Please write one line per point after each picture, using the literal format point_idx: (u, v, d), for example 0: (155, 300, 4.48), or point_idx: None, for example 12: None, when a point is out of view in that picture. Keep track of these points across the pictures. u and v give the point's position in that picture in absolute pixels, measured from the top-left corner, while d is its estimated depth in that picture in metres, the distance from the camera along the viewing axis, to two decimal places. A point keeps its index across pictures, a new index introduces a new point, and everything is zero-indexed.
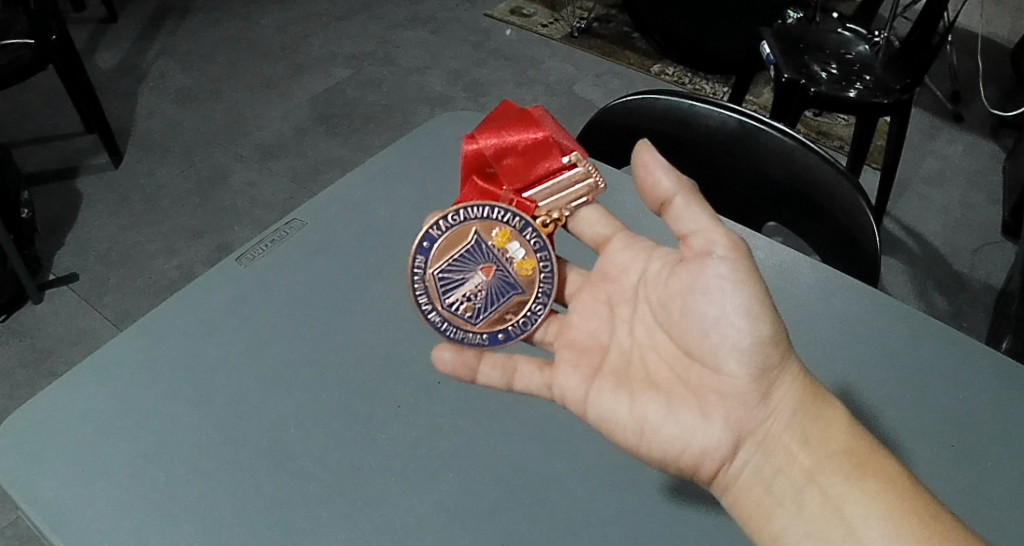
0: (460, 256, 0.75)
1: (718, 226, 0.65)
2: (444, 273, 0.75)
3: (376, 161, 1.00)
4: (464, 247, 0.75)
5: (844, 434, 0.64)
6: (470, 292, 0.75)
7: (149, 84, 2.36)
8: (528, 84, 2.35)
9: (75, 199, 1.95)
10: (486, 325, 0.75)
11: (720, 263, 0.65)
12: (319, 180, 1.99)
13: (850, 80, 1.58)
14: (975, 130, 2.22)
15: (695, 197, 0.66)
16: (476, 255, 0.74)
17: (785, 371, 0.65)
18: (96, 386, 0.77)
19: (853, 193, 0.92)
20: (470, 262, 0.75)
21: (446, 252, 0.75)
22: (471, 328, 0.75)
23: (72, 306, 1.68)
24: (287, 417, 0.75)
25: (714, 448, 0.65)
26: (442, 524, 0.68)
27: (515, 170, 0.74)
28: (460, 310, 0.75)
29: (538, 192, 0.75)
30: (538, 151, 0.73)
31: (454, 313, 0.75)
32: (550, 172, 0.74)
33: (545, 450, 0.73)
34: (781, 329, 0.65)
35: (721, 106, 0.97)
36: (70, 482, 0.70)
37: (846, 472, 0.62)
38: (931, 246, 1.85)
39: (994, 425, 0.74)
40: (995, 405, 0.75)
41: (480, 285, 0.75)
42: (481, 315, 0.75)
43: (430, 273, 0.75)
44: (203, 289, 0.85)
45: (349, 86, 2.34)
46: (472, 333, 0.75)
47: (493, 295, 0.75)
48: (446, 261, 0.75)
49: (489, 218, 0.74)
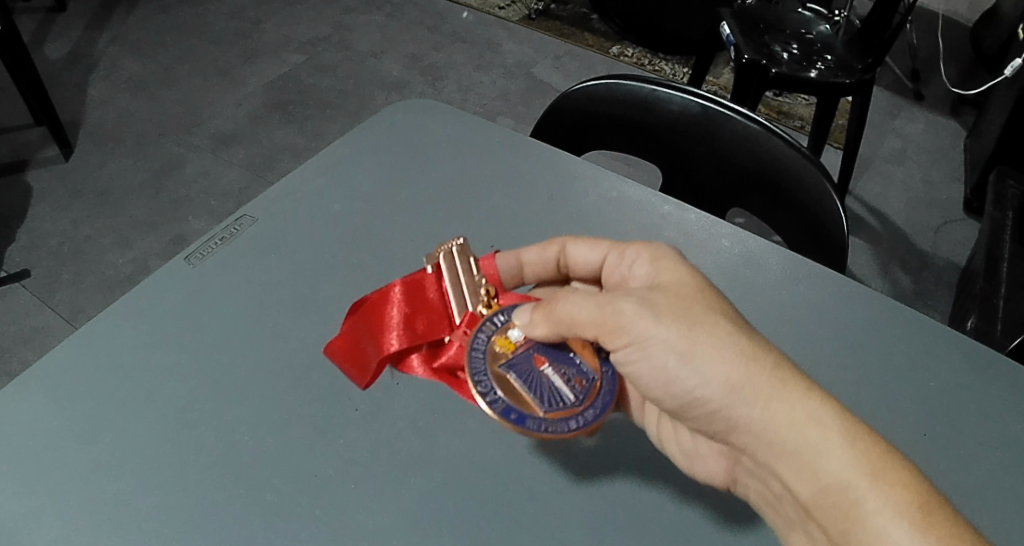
0: (525, 382, 0.66)
1: (604, 314, 0.64)
2: (544, 397, 0.65)
3: (331, 151, 0.94)
4: (516, 380, 0.66)
5: (842, 461, 0.55)
6: (563, 377, 0.67)
7: (100, 74, 2.28)
8: (486, 66, 2.32)
9: (24, 194, 1.87)
10: (592, 364, 0.68)
11: (622, 345, 0.64)
12: (274, 170, 1.94)
13: (811, 61, 1.58)
14: (934, 108, 2.25)
15: (567, 323, 0.65)
16: (523, 366, 0.67)
17: (736, 407, 0.59)
18: (38, 398, 0.71)
19: (819, 177, 0.89)
20: (531, 374, 0.66)
21: (520, 394, 0.65)
22: (598, 389, 0.67)
23: (24, 303, 1.62)
24: (244, 424, 0.70)
25: (711, 473, 0.66)
26: (408, 532, 0.64)
27: (429, 320, 0.71)
28: (580, 386, 0.67)
29: (460, 310, 0.71)
30: (407, 292, 0.72)
31: (584, 392, 0.67)
32: (438, 291, 0.73)
33: (511, 453, 0.69)
34: (708, 370, 0.60)
35: (685, 91, 0.96)
36: (10, 502, 0.65)
37: (840, 512, 0.55)
38: (893, 224, 1.87)
39: (977, 416, 0.71)
40: (977, 393, 0.72)
41: (556, 368, 0.67)
42: (583, 367, 0.68)
43: (546, 412, 0.65)
44: (153, 289, 0.79)
45: (305, 72, 2.28)
46: (603, 375, 0.68)
47: (561, 359, 0.68)
48: (531, 393, 0.65)
49: (488, 354, 0.67)
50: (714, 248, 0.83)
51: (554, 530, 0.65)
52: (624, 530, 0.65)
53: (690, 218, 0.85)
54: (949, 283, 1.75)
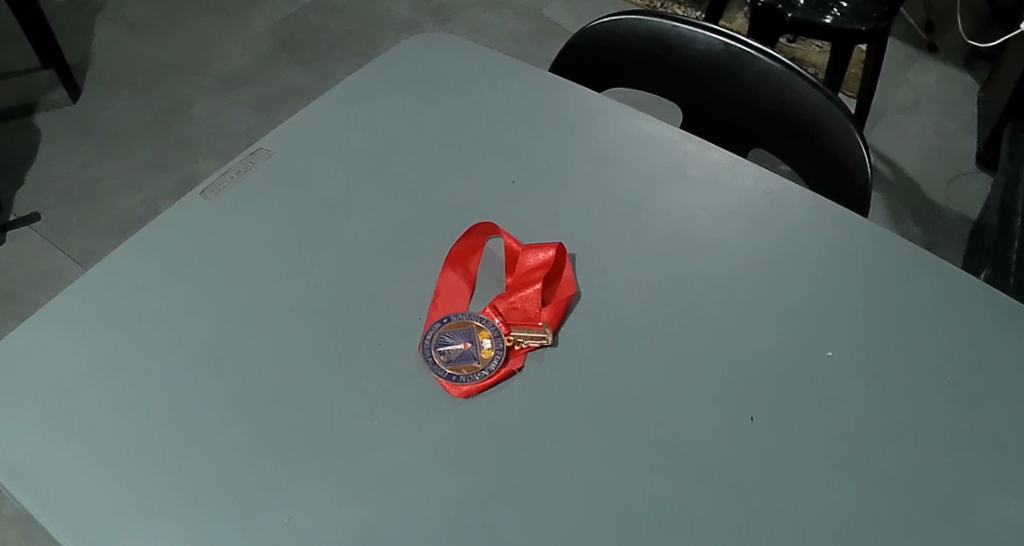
0: (456, 319, 0.71)
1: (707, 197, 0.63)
2: (437, 329, 0.70)
3: (344, 88, 0.92)
4: (461, 313, 0.72)
5: None
6: (449, 351, 0.69)
7: (105, 14, 2.24)
8: (496, 7, 2.27)
9: (32, 136, 1.86)
10: (468, 376, 0.67)
11: None
12: (282, 111, 1.92)
13: (825, 7, 1.52)
14: (951, 58, 2.20)
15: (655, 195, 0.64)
16: (464, 328, 0.70)
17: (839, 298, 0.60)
18: (58, 333, 0.71)
19: (843, 120, 0.87)
20: (463, 328, 0.70)
21: (445, 310, 0.72)
22: (452, 370, 0.68)
23: (35, 246, 1.62)
24: (262, 359, 0.69)
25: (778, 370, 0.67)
26: (429, 466, 0.63)
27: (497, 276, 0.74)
28: (442, 362, 0.68)
29: (514, 298, 0.72)
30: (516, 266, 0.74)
31: (441, 365, 0.68)
32: (527, 282, 0.72)
33: (535, 391, 0.67)
34: None
35: (706, 29, 0.93)
36: (31, 436, 0.65)
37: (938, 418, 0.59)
38: (907, 175, 1.86)
39: (998, 360, 0.69)
40: (999, 335, 0.71)
41: (456, 349, 0.69)
42: (459, 365, 0.68)
43: (429, 326, 0.71)
44: (170, 225, 0.78)
45: (312, 12, 2.23)
46: (459, 376, 0.67)
47: (467, 358, 0.68)
48: (442, 320, 0.71)
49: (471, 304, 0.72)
50: (739, 188, 0.82)
51: (581, 466, 0.63)
52: (653, 468, 0.63)
53: (713, 158, 0.84)
54: (961, 235, 1.74)
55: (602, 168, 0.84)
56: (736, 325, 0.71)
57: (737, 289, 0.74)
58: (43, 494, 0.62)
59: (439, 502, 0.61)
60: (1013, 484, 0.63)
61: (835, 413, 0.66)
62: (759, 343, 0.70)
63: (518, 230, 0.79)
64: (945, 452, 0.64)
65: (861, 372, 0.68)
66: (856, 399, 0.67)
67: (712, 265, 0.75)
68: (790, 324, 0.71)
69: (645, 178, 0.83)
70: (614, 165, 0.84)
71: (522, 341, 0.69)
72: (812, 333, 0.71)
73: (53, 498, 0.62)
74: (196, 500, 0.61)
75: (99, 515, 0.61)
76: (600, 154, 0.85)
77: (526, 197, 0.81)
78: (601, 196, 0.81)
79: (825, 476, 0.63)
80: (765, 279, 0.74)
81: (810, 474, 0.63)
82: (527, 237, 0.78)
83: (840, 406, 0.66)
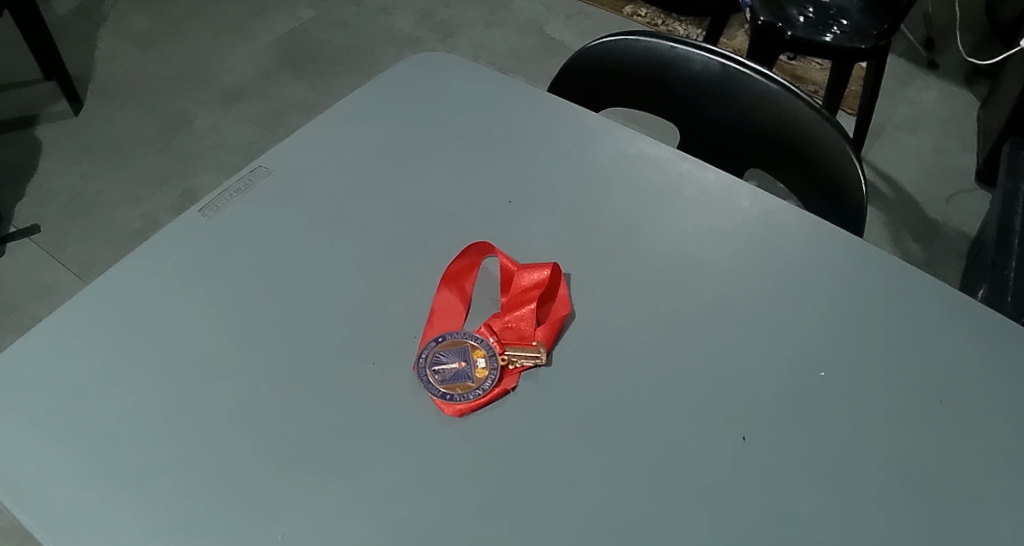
0: (450, 338, 0.71)
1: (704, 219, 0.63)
2: (432, 348, 0.71)
3: (345, 106, 0.93)
4: (456, 332, 0.72)
5: None
6: (444, 370, 0.69)
7: (109, 28, 2.25)
8: (497, 24, 2.28)
9: (34, 149, 1.87)
10: (461, 394, 0.67)
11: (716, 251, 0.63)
12: (284, 125, 1.93)
13: (826, 25, 1.56)
14: (951, 76, 2.21)
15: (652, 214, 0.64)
16: (458, 348, 0.71)
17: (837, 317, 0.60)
18: (55, 350, 0.71)
19: (838, 141, 0.88)
20: (457, 347, 0.71)
21: (439, 329, 0.72)
22: (446, 389, 0.68)
23: (36, 258, 1.63)
24: (257, 376, 0.69)
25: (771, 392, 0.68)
26: (422, 485, 0.63)
27: None
28: (437, 381, 0.68)
29: (508, 319, 0.72)
30: (511, 285, 0.74)
31: (435, 383, 0.68)
32: (520, 304, 0.72)
33: (528, 411, 0.67)
34: None
35: (704, 49, 0.94)
36: (26, 451, 0.65)
37: None
38: (905, 193, 1.86)
39: (990, 382, 0.69)
40: (991, 357, 0.71)
41: (450, 368, 0.69)
42: (452, 384, 0.68)
43: (424, 345, 0.71)
44: (169, 241, 0.79)
45: (315, 28, 2.25)
46: (453, 394, 0.67)
47: (460, 378, 0.68)
48: (437, 339, 0.71)
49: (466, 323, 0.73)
50: (734, 208, 0.82)
51: (573, 486, 0.63)
52: (645, 486, 0.63)
53: (709, 178, 0.84)
54: (959, 252, 1.74)
55: (599, 187, 0.84)
56: (730, 345, 0.71)
57: (731, 309, 0.74)
58: (37, 509, 0.62)
59: (431, 520, 0.61)
60: (1005, 507, 0.63)
61: (828, 435, 0.66)
62: (753, 363, 0.70)
63: (514, 249, 0.79)
64: (936, 474, 0.64)
65: (854, 393, 0.69)
66: (849, 419, 0.67)
67: (708, 285, 0.76)
68: (784, 343, 0.72)
69: (642, 197, 0.83)
70: (611, 184, 0.84)
71: (516, 360, 0.69)
72: (806, 354, 0.71)
73: (48, 512, 0.62)
74: (187, 518, 0.61)
75: (94, 531, 0.61)
76: (597, 173, 0.86)
77: (522, 215, 0.82)
78: (597, 215, 0.82)
79: (817, 497, 0.63)
80: (760, 299, 0.75)
81: (802, 495, 0.63)
82: (522, 255, 0.79)
83: (832, 428, 0.66)
